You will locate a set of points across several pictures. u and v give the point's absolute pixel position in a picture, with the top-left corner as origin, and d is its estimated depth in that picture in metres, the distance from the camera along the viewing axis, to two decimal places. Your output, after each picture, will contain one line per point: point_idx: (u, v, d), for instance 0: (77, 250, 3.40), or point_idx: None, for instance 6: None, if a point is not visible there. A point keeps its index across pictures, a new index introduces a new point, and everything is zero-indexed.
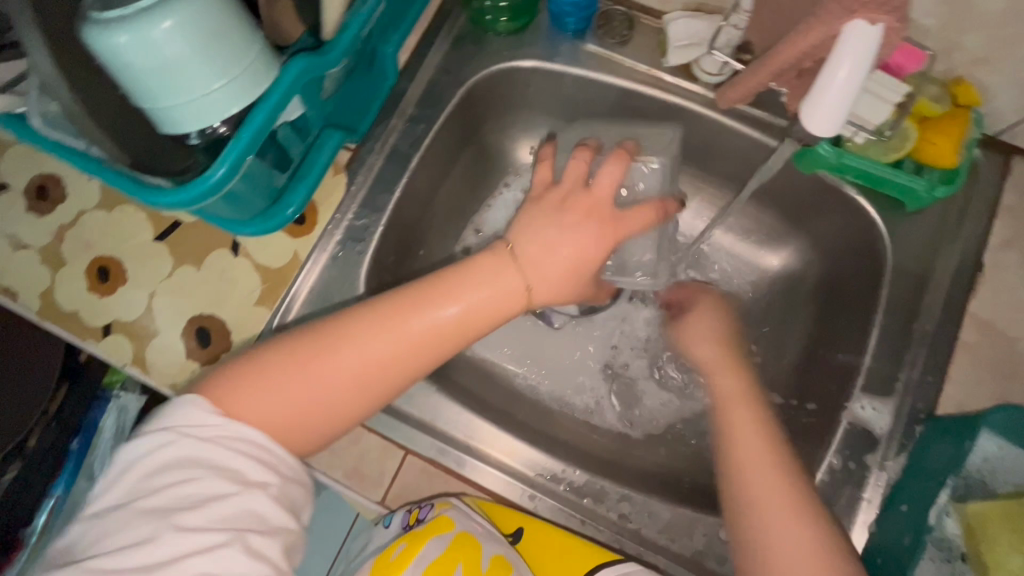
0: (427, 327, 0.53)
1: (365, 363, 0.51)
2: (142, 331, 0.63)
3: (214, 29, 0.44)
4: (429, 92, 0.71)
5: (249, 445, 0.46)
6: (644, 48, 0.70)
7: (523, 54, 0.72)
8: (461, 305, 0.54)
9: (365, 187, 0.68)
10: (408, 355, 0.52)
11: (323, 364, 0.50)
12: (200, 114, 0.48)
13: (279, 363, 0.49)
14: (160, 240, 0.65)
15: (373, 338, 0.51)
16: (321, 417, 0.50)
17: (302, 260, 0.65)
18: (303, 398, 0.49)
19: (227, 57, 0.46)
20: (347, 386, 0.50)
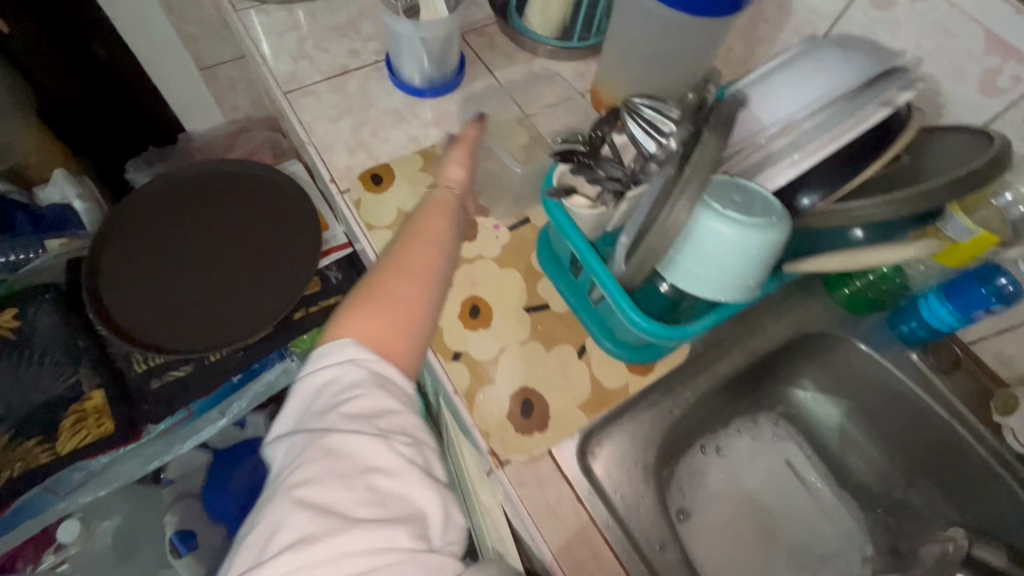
0: (436, 242, 0.61)
1: (400, 275, 0.57)
2: (483, 375, 0.71)
3: (752, 257, 0.55)
4: (770, 319, 0.83)
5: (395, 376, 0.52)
6: (961, 386, 0.81)
7: (855, 334, 0.84)
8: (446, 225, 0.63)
9: (697, 364, 0.78)
10: (432, 273, 0.58)
11: (404, 290, 0.56)
12: (707, 289, 0.58)
13: (353, 307, 0.55)
14: (527, 311, 0.76)
15: (410, 262, 0.58)
16: (412, 337, 0.55)
17: (630, 393, 0.73)
18: (393, 333, 0.54)
19: (738, 275, 0.57)
20: (416, 299, 0.56)
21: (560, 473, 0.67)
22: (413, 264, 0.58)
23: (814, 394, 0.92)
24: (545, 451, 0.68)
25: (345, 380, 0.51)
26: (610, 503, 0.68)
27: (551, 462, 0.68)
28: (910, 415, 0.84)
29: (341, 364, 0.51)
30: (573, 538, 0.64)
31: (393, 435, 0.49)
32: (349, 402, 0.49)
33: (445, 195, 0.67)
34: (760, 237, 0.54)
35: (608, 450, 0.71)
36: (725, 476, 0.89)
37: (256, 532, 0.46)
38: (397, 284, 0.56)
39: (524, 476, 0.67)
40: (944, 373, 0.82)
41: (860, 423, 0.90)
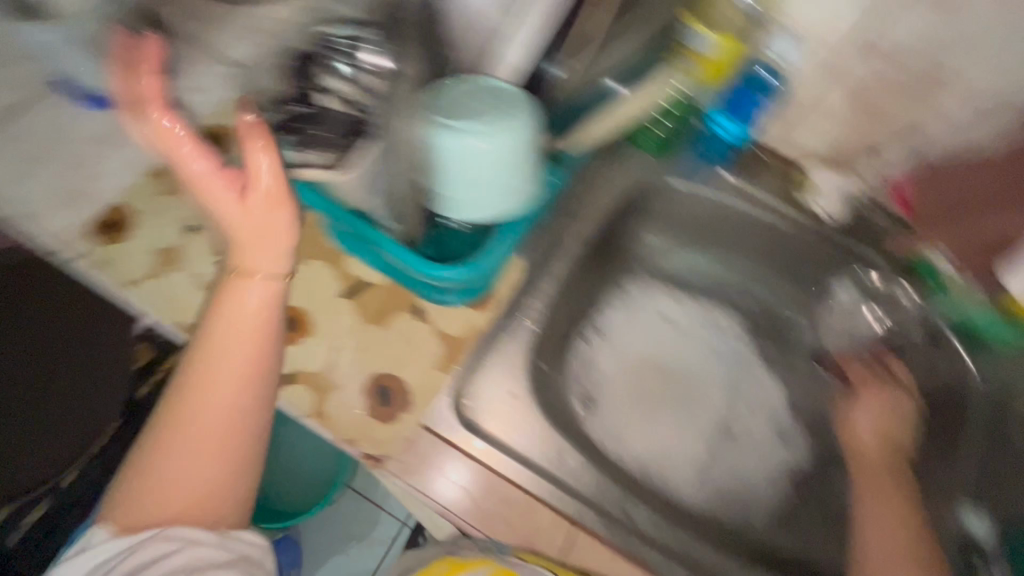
0: (227, 368, 0.49)
1: (183, 432, 0.49)
2: (324, 384, 0.65)
3: (512, 156, 0.53)
4: (589, 195, 0.81)
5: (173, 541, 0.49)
6: (773, 183, 0.83)
7: (671, 175, 0.84)
8: (250, 330, 0.49)
9: (536, 271, 0.75)
10: (239, 431, 0.50)
11: (206, 416, 0.49)
12: (490, 207, 0.57)
13: (165, 423, 0.49)
14: (346, 297, 0.69)
15: (206, 399, 0.49)
16: (216, 505, 0.51)
17: (479, 332, 0.69)
18: (204, 461, 0.49)
19: (511, 177, 0.54)
20: (207, 472, 0.50)
21: (441, 441, 0.65)
22: (212, 385, 0.48)
23: (661, 241, 0.92)
24: (419, 427, 0.65)
25: (110, 556, 0.49)
26: (496, 443, 0.68)
27: (428, 434, 0.65)
28: (744, 229, 0.86)
29: (107, 542, 0.50)
30: (477, 493, 0.64)
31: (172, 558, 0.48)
32: (131, 555, 0.49)
33: (238, 281, 0.49)
34: (507, 134, 0.51)
35: (481, 394, 0.69)
36: (611, 354, 0.91)
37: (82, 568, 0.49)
38: (200, 408, 0.49)
39: (406, 461, 0.63)
40: (755, 179, 0.84)
41: (707, 251, 0.92)
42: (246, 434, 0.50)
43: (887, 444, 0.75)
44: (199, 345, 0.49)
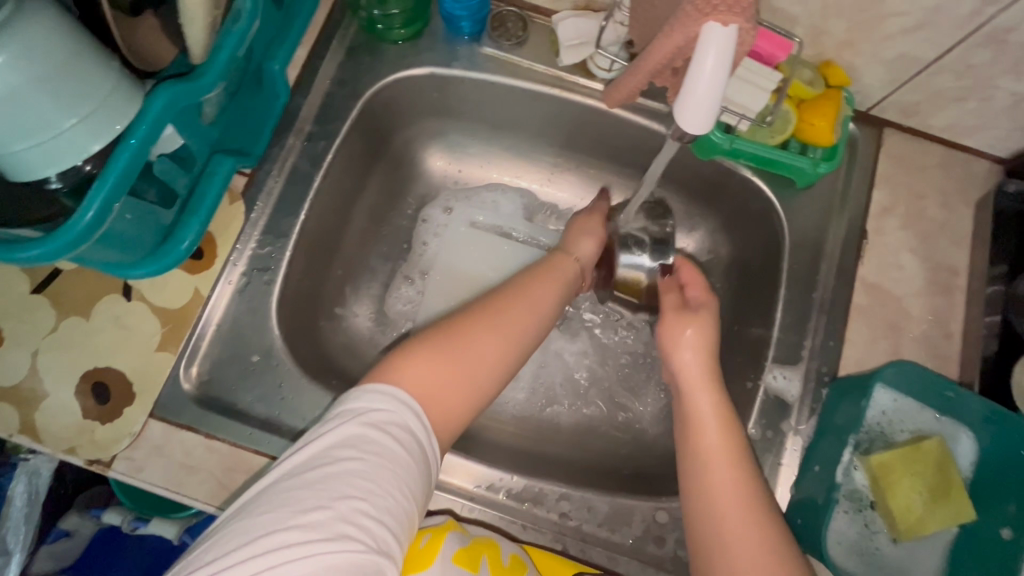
0: (529, 294, 0.55)
1: (492, 325, 0.50)
2: (29, 396, 0.57)
3: (53, 61, 0.40)
4: (324, 108, 0.68)
5: (411, 441, 0.43)
6: (540, 47, 0.70)
7: (420, 63, 0.70)
8: (565, 287, 0.59)
9: (266, 212, 0.65)
10: (523, 331, 0.52)
11: (517, 307, 0.53)
12: (83, 136, 0.44)
13: (486, 319, 0.51)
14: (39, 293, 0.60)
15: (503, 315, 0.52)
16: (479, 393, 0.48)
17: (205, 296, 0.61)
18: (504, 344, 0.50)
19: (78, 92, 0.42)
20: (496, 360, 0.49)
21: (173, 427, 0.58)
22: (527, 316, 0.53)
23: (451, 149, 0.82)
24: (146, 418, 0.58)
25: (350, 438, 0.41)
26: (246, 413, 0.60)
27: (158, 423, 0.58)
28: (525, 108, 0.74)
29: (392, 400, 0.44)
30: (221, 476, 0.56)
31: (392, 482, 0.41)
32: (341, 465, 0.40)
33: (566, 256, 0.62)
34: (15, 37, 0.39)
35: (220, 366, 0.61)
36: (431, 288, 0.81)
37: (345, 412, 0.43)
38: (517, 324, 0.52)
39: (137, 457, 0.57)
40: (517, 47, 0.70)
41: (507, 147, 0.82)
42: (510, 354, 0.50)
43: (708, 360, 0.54)
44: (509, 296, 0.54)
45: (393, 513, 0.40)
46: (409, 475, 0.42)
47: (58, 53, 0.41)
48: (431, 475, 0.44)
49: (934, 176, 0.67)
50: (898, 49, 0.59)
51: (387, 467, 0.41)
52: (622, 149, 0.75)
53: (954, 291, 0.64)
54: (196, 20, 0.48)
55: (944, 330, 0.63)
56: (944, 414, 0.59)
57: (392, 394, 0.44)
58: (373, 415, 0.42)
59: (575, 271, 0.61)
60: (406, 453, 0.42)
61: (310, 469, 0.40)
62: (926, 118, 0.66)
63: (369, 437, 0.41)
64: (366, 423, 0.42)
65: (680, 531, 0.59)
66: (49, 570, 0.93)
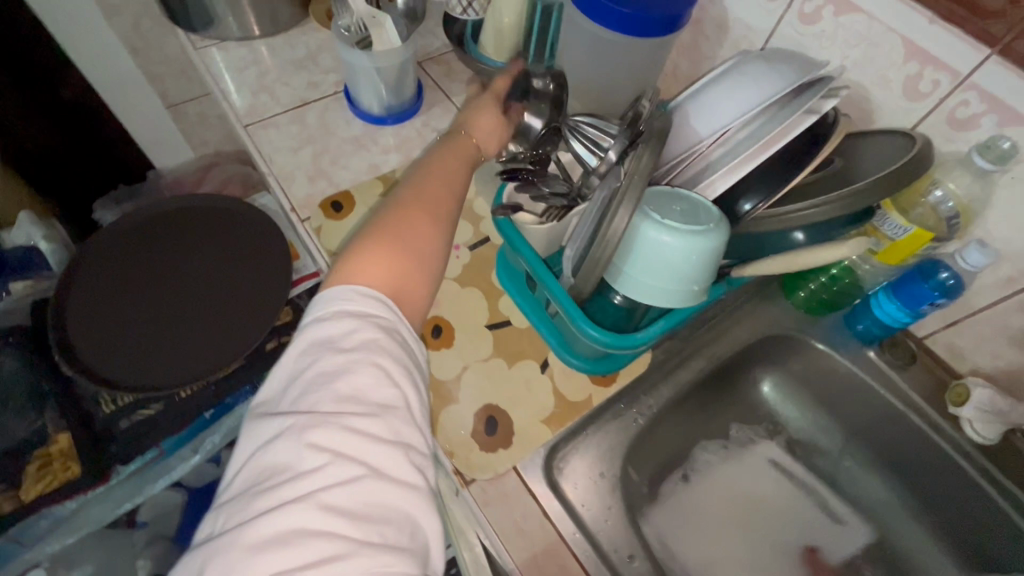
0: (453, 191, 0.61)
1: (416, 207, 0.57)
2: (445, 394, 0.72)
3: (694, 260, 0.57)
4: (729, 323, 0.85)
5: (373, 319, 0.48)
6: (921, 380, 0.81)
7: (813, 334, 0.85)
8: (460, 164, 0.64)
9: (659, 370, 0.79)
10: (450, 201, 0.60)
11: (442, 184, 0.60)
12: (657, 297, 0.60)
13: (411, 203, 0.57)
14: (489, 329, 0.77)
15: (432, 187, 0.59)
16: (429, 262, 0.55)
17: (594, 405, 0.74)
18: (435, 229, 0.57)
19: (684, 278, 0.58)
20: (431, 241, 0.56)
21: (525, 488, 0.68)
22: (455, 227, 0.59)
23: (778, 394, 0.92)
24: (510, 467, 0.68)
25: (326, 339, 0.47)
26: (573, 510, 0.68)
27: (516, 477, 0.68)
28: (873, 412, 0.84)
29: (342, 302, 0.49)
30: (540, 553, 0.65)
31: (371, 376, 0.45)
32: (324, 365, 0.46)
33: (465, 137, 0.66)
34: (696, 241, 0.56)
35: (573, 462, 0.72)
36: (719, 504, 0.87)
37: (309, 335, 0.48)
38: (424, 215, 0.57)
39: (489, 492, 0.67)
40: (901, 369, 0.82)
41: (826, 425, 0.90)
42: (440, 243, 0.57)
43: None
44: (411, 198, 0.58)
45: (403, 427, 0.46)
46: (393, 374, 0.46)
47: (700, 259, 0.57)
48: (415, 369, 0.49)
49: None
50: None
51: (379, 373, 0.46)
52: (953, 497, 0.79)
53: None
54: (773, 263, 0.63)
55: None
56: None
57: (349, 302, 0.48)
58: (332, 310, 0.48)
59: (472, 151, 0.66)
60: (386, 344, 0.47)
61: (295, 373, 0.47)
62: None
63: (335, 355, 0.46)
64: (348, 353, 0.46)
65: None
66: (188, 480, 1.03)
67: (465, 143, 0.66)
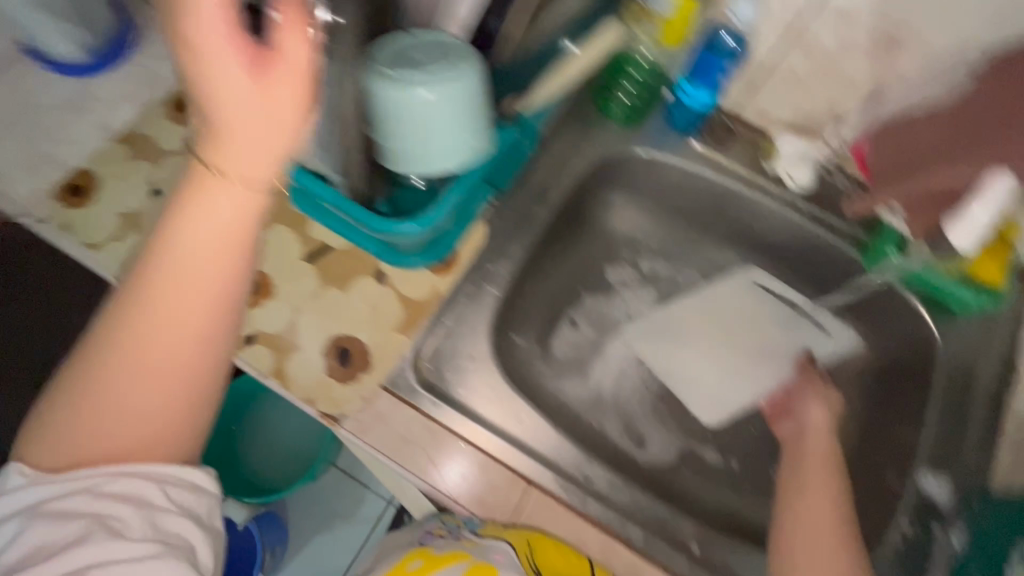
0: (210, 228, 0.39)
1: (169, 283, 0.39)
2: (285, 345, 0.66)
3: (460, 107, 0.51)
4: (558, 164, 0.81)
5: (93, 477, 0.41)
6: (743, 152, 0.83)
7: (639, 144, 0.84)
8: (218, 202, 0.39)
9: (500, 236, 0.75)
10: (210, 287, 0.40)
11: (177, 289, 0.40)
12: (445, 161, 0.55)
13: (150, 319, 0.40)
14: (309, 261, 0.70)
15: (184, 288, 0.40)
16: (200, 388, 0.42)
17: (442, 294, 0.70)
18: (190, 340, 0.41)
19: (461, 129, 0.53)
20: (188, 355, 0.41)
21: (400, 401, 0.65)
22: (240, 294, 0.42)
23: (632, 217, 0.92)
24: (378, 387, 0.65)
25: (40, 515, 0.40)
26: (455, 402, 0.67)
27: (387, 395, 0.65)
28: (712, 200, 0.86)
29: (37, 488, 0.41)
30: (433, 453, 0.64)
31: (95, 530, 0.39)
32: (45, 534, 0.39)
33: (202, 169, 0.39)
34: (451, 85, 0.49)
35: (442, 357, 0.69)
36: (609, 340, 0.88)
37: (14, 510, 0.41)
38: (178, 267, 0.39)
39: (363, 420, 0.63)
40: (724, 149, 0.83)
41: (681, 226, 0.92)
42: (193, 367, 0.41)
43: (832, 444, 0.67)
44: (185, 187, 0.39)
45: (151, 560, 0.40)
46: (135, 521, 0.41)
47: (466, 102, 0.51)
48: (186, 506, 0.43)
49: None
50: None
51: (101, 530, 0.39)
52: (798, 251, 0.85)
53: None
54: (559, 77, 0.62)
55: None
56: None
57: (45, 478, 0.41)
58: (29, 485, 0.41)
59: (208, 169, 0.38)
60: (113, 501, 0.41)
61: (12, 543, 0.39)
62: None
63: (39, 519, 0.40)
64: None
65: None
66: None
67: (202, 175, 0.39)
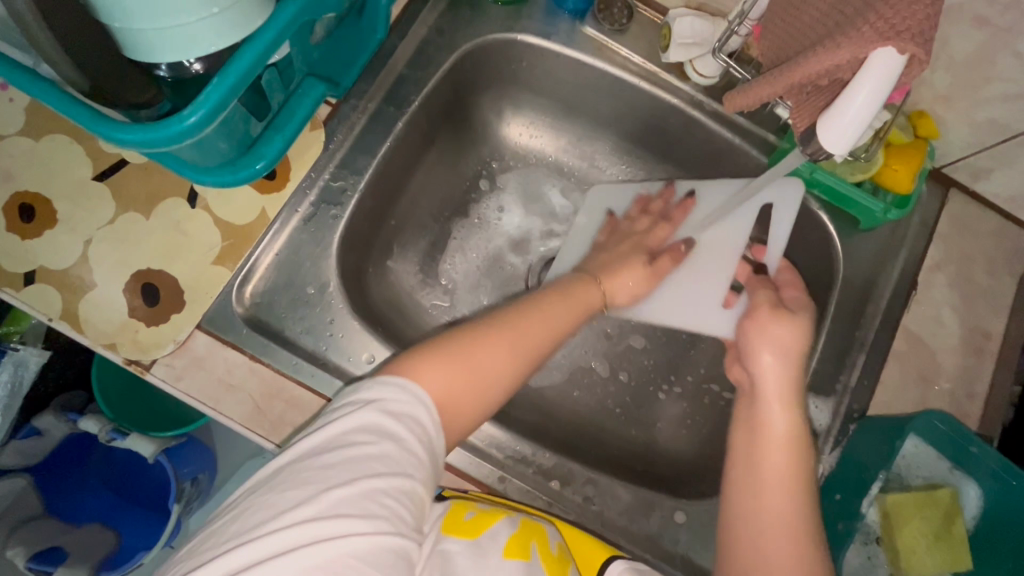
0: (554, 315, 0.57)
1: (486, 337, 0.51)
2: (74, 283, 0.55)
3: None
4: (418, 54, 0.67)
5: (385, 412, 0.43)
6: (642, 38, 0.69)
7: (519, 29, 0.69)
8: (582, 311, 0.61)
9: (343, 145, 0.63)
10: (535, 340, 0.53)
11: (492, 336, 0.51)
12: (212, 35, 0.41)
13: (508, 330, 0.52)
14: (99, 181, 0.57)
15: (526, 322, 0.54)
16: (489, 395, 0.49)
17: (270, 219, 0.60)
18: (522, 355, 0.52)
19: None
20: (507, 366, 0.51)
21: (219, 343, 0.57)
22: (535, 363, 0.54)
23: (524, 120, 0.80)
24: (194, 328, 0.56)
25: (387, 455, 0.41)
26: (289, 341, 0.59)
27: (204, 336, 0.57)
28: (609, 97, 0.74)
29: (395, 396, 0.44)
30: (260, 401, 0.56)
31: (357, 465, 0.40)
32: (377, 476, 0.40)
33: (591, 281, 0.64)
34: None
35: (273, 291, 0.60)
36: (499, 264, 0.79)
37: (359, 425, 0.42)
38: (549, 307, 0.57)
39: (177, 366, 0.56)
40: (618, 33, 0.69)
41: (581, 130, 0.80)
42: (490, 390, 0.49)
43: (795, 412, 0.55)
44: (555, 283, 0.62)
45: (396, 502, 0.40)
46: (410, 461, 0.42)
47: None
48: (434, 462, 0.44)
49: (988, 243, 0.69)
50: (990, 113, 0.61)
51: (382, 471, 0.40)
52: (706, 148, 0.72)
53: (988, 355, 0.66)
54: None
55: (970, 389, 0.65)
56: (958, 467, 0.61)
57: (398, 402, 0.44)
58: (382, 399, 0.43)
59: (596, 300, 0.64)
60: (410, 436, 0.43)
61: (332, 470, 0.40)
62: (992, 184, 0.68)
63: (387, 460, 0.41)
64: (378, 420, 0.42)
65: (694, 533, 0.60)
66: (14, 466, 0.86)
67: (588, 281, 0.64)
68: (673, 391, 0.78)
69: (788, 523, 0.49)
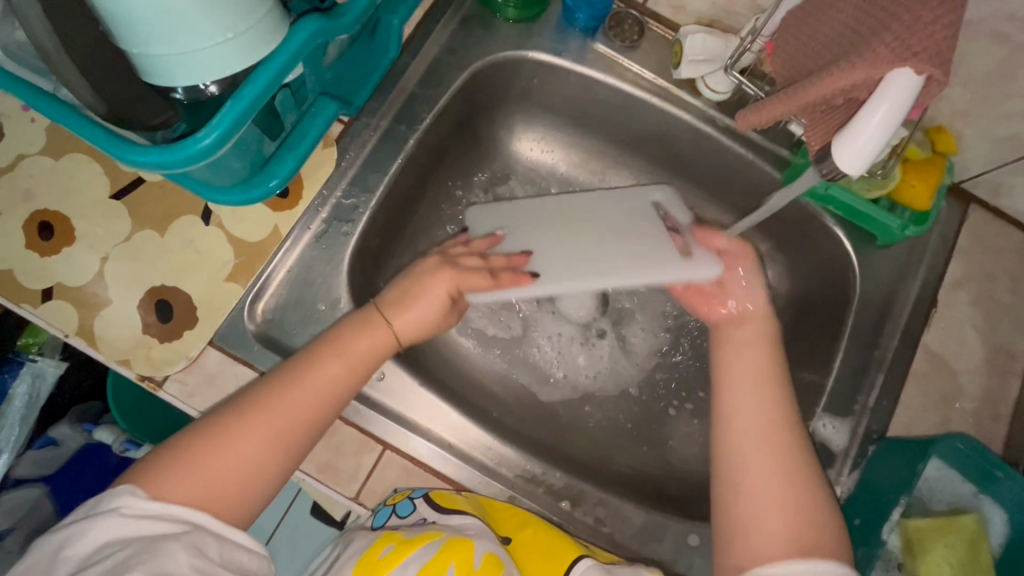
0: (300, 388, 0.50)
1: (226, 431, 0.46)
2: (90, 300, 0.56)
3: None
4: (430, 71, 0.68)
5: (137, 514, 0.42)
6: (653, 55, 0.69)
7: (530, 47, 0.70)
8: (365, 363, 0.54)
9: (355, 163, 0.64)
10: (300, 425, 0.49)
11: (248, 424, 0.47)
12: (227, 59, 0.42)
13: (259, 417, 0.48)
14: (117, 199, 0.58)
15: (278, 400, 0.49)
16: (248, 493, 0.46)
17: (283, 235, 0.60)
18: (272, 447, 0.47)
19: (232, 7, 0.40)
20: (249, 458, 0.46)
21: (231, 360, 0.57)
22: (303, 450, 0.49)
23: (534, 134, 0.80)
24: (205, 345, 0.57)
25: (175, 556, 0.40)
26: None
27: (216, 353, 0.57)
28: (620, 112, 0.74)
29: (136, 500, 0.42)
30: None
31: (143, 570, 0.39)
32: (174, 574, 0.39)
33: (376, 323, 0.55)
34: None
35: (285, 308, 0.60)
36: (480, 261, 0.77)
37: (126, 530, 0.41)
38: (301, 379, 0.50)
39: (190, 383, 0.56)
40: (629, 50, 0.69)
41: (591, 145, 0.80)
42: (257, 481, 0.47)
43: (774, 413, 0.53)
44: (334, 335, 0.54)
45: None
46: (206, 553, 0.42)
47: None
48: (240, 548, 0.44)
49: (1011, 260, 0.68)
50: (1011, 129, 0.59)
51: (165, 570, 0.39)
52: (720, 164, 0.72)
53: (1012, 376, 0.64)
54: None
55: (995, 411, 0.63)
56: (982, 491, 0.59)
57: (145, 505, 0.42)
58: (127, 505, 0.42)
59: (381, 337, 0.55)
60: (190, 530, 0.42)
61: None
62: (1015, 200, 0.66)
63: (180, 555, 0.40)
64: (126, 528, 0.41)
65: (708, 557, 0.59)
66: (31, 475, 0.87)
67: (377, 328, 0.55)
68: (685, 408, 0.77)
69: (778, 511, 0.47)
